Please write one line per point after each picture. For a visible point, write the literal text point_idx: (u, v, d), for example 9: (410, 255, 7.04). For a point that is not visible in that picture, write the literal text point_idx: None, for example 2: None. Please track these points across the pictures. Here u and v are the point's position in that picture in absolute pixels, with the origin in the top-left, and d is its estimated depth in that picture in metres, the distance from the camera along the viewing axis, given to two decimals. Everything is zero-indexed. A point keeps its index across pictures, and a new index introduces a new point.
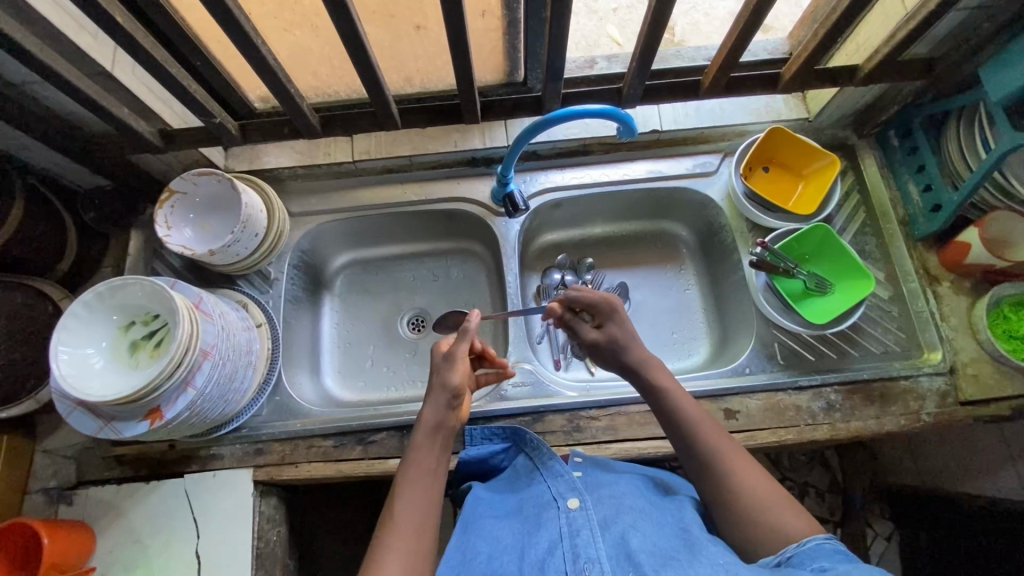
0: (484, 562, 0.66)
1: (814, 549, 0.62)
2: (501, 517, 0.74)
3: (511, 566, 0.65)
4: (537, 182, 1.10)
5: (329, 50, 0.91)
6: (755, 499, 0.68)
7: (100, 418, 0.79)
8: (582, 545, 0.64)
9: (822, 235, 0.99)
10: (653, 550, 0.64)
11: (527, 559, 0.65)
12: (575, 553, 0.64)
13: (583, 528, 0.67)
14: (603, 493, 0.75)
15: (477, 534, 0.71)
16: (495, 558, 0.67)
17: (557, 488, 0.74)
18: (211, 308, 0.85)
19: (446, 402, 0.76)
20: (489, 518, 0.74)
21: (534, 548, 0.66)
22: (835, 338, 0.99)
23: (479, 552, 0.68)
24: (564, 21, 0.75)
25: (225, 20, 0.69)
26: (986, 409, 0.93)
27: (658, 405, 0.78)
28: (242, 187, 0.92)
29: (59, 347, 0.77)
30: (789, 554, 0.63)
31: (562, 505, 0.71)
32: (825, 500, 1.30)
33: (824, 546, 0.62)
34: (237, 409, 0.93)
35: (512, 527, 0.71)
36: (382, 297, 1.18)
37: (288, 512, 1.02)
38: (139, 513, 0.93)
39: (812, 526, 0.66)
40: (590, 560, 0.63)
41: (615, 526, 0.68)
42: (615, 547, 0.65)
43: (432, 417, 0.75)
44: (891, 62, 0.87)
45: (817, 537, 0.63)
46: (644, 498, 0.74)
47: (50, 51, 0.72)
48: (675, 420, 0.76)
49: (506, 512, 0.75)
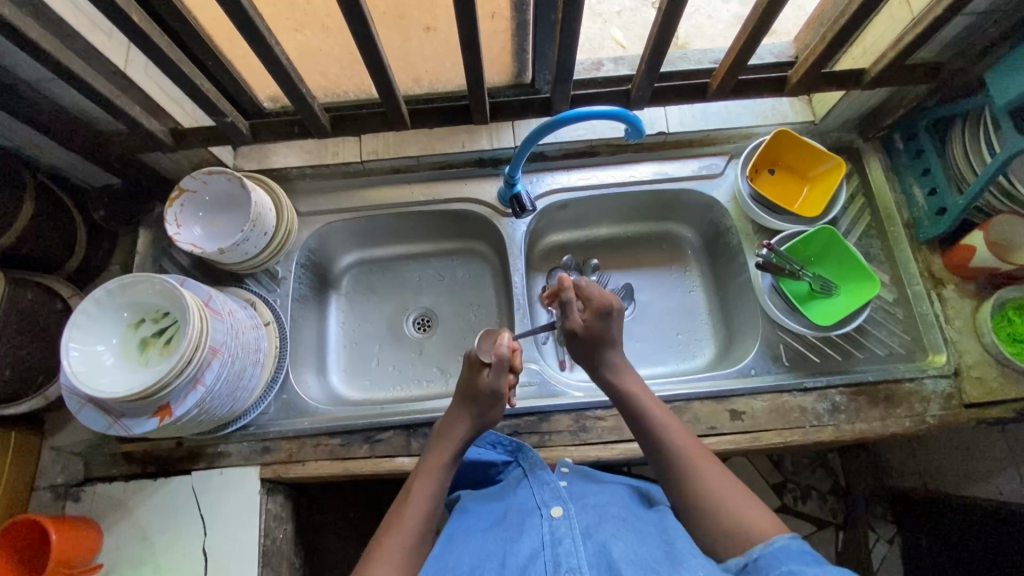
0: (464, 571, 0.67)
1: (780, 551, 0.64)
2: (486, 529, 0.74)
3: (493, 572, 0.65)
4: (544, 182, 1.11)
5: (339, 51, 0.92)
6: (716, 496, 0.72)
7: (109, 414, 0.80)
8: (563, 554, 0.65)
9: (829, 236, 0.98)
10: (634, 559, 0.64)
11: (507, 565, 0.66)
12: (555, 561, 0.64)
13: (565, 537, 0.68)
14: (589, 503, 0.76)
15: (461, 544, 0.72)
16: (477, 568, 0.66)
17: (541, 497, 0.77)
18: (220, 306, 0.86)
19: (472, 412, 0.84)
20: (471, 530, 0.74)
21: (515, 554, 0.67)
22: (840, 340, 0.99)
23: (462, 563, 0.68)
24: (575, 24, 0.76)
25: (239, 19, 0.70)
26: (990, 412, 0.93)
27: (628, 408, 0.83)
28: (252, 186, 0.92)
29: (70, 343, 0.77)
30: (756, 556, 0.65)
31: (545, 514, 0.72)
32: (827, 502, 1.32)
33: (790, 546, 0.64)
34: (245, 406, 0.93)
35: (496, 536, 0.72)
36: (388, 296, 1.18)
37: (294, 510, 1.02)
38: (146, 510, 0.93)
39: (777, 527, 0.68)
40: (570, 570, 0.63)
41: (597, 534, 0.69)
42: (598, 554, 0.66)
43: (456, 438, 0.83)
44: (898, 66, 0.87)
45: (783, 538, 0.66)
46: (627, 508, 0.76)
47: (65, 50, 0.73)
48: (646, 423, 0.81)
49: (491, 523, 0.75)
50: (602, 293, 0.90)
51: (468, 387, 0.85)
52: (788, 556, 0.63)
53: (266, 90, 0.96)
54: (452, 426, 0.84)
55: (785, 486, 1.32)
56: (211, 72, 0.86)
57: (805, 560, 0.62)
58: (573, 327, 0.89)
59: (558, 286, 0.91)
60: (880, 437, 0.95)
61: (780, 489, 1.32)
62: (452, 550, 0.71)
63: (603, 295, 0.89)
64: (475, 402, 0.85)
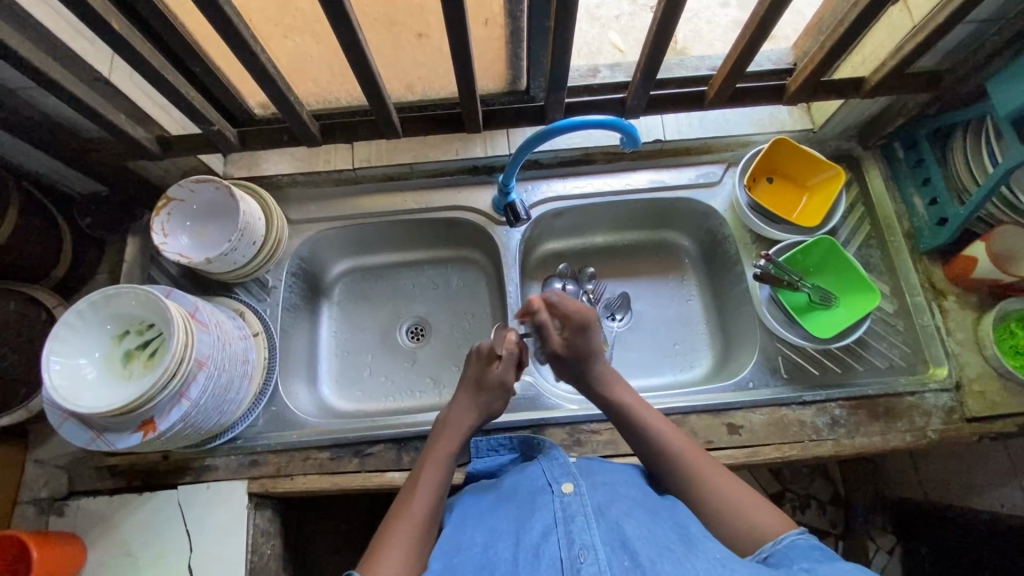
0: (477, 550, 0.66)
1: (791, 548, 0.64)
2: (495, 505, 0.74)
3: (506, 552, 0.64)
4: (538, 191, 1.09)
5: (330, 57, 0.90)
6: (719, 494, 0.72)
7: (91, 428, 0.78)
8: (576, 532, 0.64)
9: (828, 246, 0.97)
10: (648, 539, 0.63)
11: (522, 545, 0.64)
12: (569, 539, 0.64)
13: (577, 514, 0.67)
14: (599, 481, 0.75)
15: (473, 526, 0.70)
16: (490, 548, 0.65)
17: (551, 474, 0.75)
18: (207, 317, 0.84)
19: (469, 405, 0.85)
20: (480, 510, 0.74)
21: (529, 534, 0.66)
22: (840, 353, 0.97)
23: (473, 541, 0.68)
24: (567, 31, 0.75)
25: (223, 28, 0.68)
26: (992, 427, 0.92)
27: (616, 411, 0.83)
28: (241, 195, 0.91)
29: (50, 357, 0.76)
30: (767, 553, 0.66)
31: (556, 490, 0.71)
32: (826, 513, 1.28)
33: (800, 543, 0.65)
34: (232, 419, 0.91)
35: (507, 512, 0.71)
36: (381, 305, 1.17)
37: (283, 524, 1.01)
38: (132, 526, 0.91)
39: (786, 523, 0.69)
40: (584, 547, 0.62)
41: (609, 512, 0.68)
42: (610, 533, 0.65)
43: (461, 429, 0.82)
44: (899, 75, 0.86)
45: (792, 534, 0.67)
46: (637, 488, 0.75)
47: (45, 58, 0.71)
48: (638, 431, 0.80)
49: (498, 500, 0.75)
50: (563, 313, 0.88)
51: (479, 378, 0.86)
52: (800, 553, 0.63)
53: (255, 97, 0.94)
54: (458, 417, 0.83)
55: (784, 496, 1.28)
56: (199, 80, 0.84)
57: (815, 554, 0.63)
58: (560, 346, 0.87)
59: (531, 305, 0.89)
60: (880, 452, 0.93)
61: (779, 498, 1.28)
62: (464, 534, 0.69)
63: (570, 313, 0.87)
64: (483, 393, 0.85)
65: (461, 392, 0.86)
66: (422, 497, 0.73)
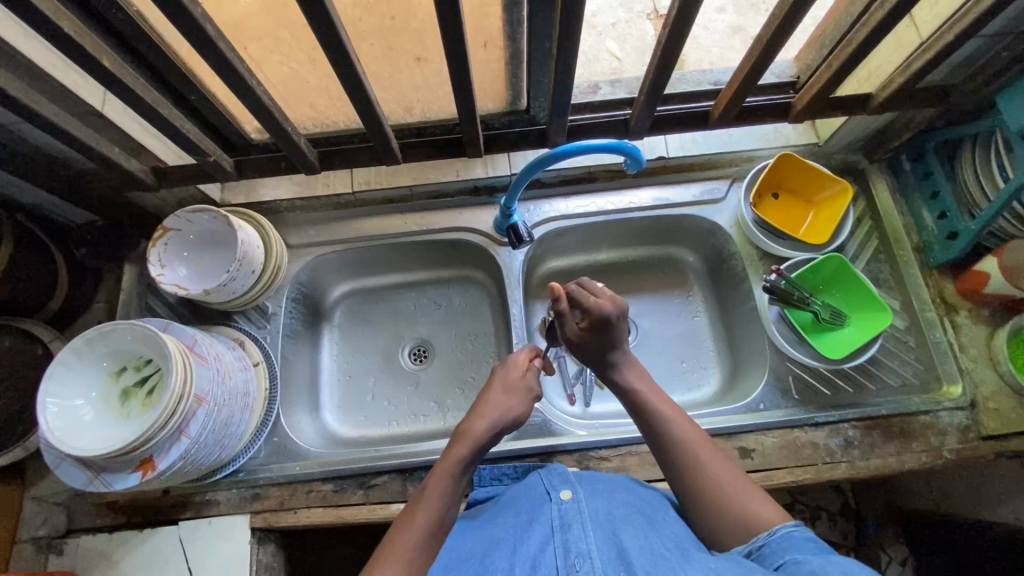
0: (475, 564, 0.63)
1: (785, 539, 0.62)
2: (494, 518, 0.72)
3: (504, 561, 0.62)
4: (541, 211, 1.08)
5: (326, 81, 0.88)
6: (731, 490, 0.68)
7: (89, 469, 0.77)
8: (572, 540, 0.63)
9: (837, 265, 0.95)
10: (645, 549, 0.62)
11: (520, 554, 0.63)
12: (565, 548, 0.62)
13: (574, 522, 0.65)
14: (598, 488, 0.74)
15: (474, 537, 0.70)
16: (486, 558, 0.63)
17: (550, 482, 0.74)
18: (206, 351, 0.82)
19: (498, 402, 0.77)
20: (489, 523, 0.72)
21: (526, 543, 0.64)
22: (852, 371, 0.96)
23: (475, 553, 0.66)
24: (569, 57, 0.73)
25: (218, 62, 0.67)
26: (1009, 446, 0.90)
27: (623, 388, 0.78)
28: (239, 224, 0.89)
29: (46, 399, 0.74)
30: (760, 544, 0.63)
31: (555, 498, 0.70)
32: (837, 525, 1.19)
33: (795, 535, 0.63)
34: (233, 452, 0.89)
35: (505, 522, 0.69)
36: (383, 328, 1.15)
37: (286, 558, 0.99)
38: (131, 563, 0.89)
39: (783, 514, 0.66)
40: (580, 555, 0.61)
41: (607, 521, 0.66)
42: (607, 541, 0.63)
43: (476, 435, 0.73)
44: (906, 90, 0.84)
45: (786, 526, 0.64)
46: (636, 496, 0.74)
47: (34, 93, 0.70)
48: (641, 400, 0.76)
49: (495, 512, 0.74)
50: (605, 299, 0.79)
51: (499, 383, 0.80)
52: (793, 545, 0.61)
53: (250, 122, 0.91)
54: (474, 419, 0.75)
55: (795, 508, 1.19)
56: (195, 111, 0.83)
57: (809, 547, 0.61)
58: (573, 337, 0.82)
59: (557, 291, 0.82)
60: (896, 473, 0.92)
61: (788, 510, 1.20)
62: (463, 546, 0.69)
63: (598, 304, 0.78)
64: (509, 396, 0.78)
65: (487, 393, 0.78)
66: (431, 506, 0.66)
